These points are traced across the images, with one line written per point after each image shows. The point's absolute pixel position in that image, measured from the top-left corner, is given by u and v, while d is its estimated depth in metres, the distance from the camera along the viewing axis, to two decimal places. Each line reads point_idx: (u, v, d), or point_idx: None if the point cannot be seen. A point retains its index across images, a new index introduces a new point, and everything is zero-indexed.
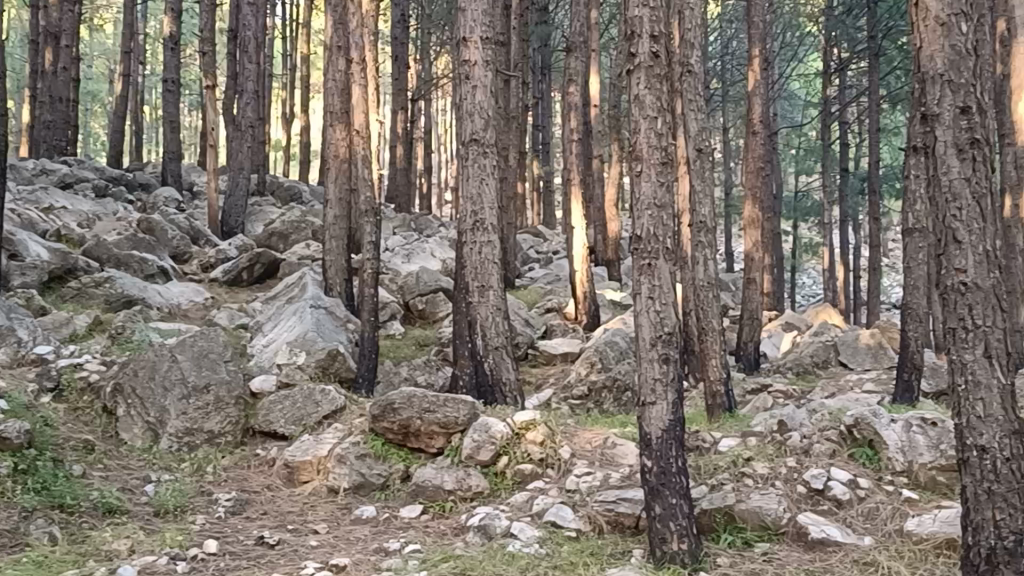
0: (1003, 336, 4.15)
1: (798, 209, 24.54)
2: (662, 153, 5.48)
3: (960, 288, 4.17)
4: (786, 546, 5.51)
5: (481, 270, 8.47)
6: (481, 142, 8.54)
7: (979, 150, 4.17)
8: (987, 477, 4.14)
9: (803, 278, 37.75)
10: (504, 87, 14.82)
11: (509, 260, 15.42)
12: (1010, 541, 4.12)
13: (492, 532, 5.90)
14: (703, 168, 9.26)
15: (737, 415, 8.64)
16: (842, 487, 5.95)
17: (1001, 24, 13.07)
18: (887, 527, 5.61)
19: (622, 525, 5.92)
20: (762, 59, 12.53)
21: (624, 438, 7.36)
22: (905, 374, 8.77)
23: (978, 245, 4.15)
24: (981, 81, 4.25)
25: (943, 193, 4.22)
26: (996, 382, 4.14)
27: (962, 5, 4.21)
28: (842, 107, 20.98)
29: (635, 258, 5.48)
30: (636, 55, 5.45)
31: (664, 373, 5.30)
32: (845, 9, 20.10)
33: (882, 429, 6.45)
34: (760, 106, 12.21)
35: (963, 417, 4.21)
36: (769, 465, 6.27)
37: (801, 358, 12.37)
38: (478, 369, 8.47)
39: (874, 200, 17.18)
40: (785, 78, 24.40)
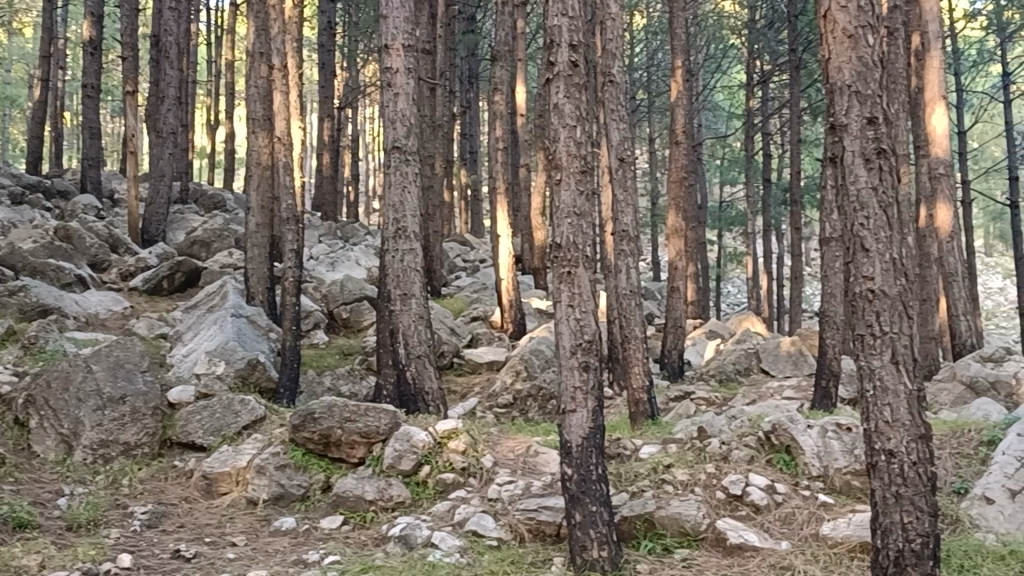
0: (910, 343, 4.24)
1: (723, 218, 24.82)
2: (582, 161, 5.52)
3: (868, 295, 4.25)
4: (705, 552, 5.55)
5: (403, 278, 8.42)
6: (403, 150, 8.52)
7: (886, 160, 4.26)
8: (895, 481, 4.23)
9: (727, 288, 38.24)
10: (429, 96, 14.78)
11: (435, 268, 15.36)
12: (916, 544, 4.22)
13: (413, 542, 5.87)
14: (626, 177, 9.29)
15: (659, 422, 8.71)
16: (759, 493, 6.00)
17: (915, 39, 13.37)
18: (803, 532, 5.68)
19: (543, 534, 5.94)
20: (684, 71, 12.66)
21: (546, 446, 7.37)
22: (823, 380, 8.93)
23: (885, 252, 4.23)
24: (889, 92, 4.34)
25: (851, 202, 4.30)
26: (903, 388, 4.22)
27: (870, 18, 4.30)
28: (764, 120, 21.28)
29: (555, 266, 5.50)
30: (555, 64, 5.49)
31: (584, 381, 5.32)
32: (765, 22, 20.41)
33: (799, 435, 6.55)
34: (683, 117, 12.34)
35: (872, 422, 4.28)
36: (689, 471, 6.32)
37: (724, 365, 12.50)
38: (401, 378, 8.41)
39: (795, 210, 17.43)
40: (709, 90, 24.71)
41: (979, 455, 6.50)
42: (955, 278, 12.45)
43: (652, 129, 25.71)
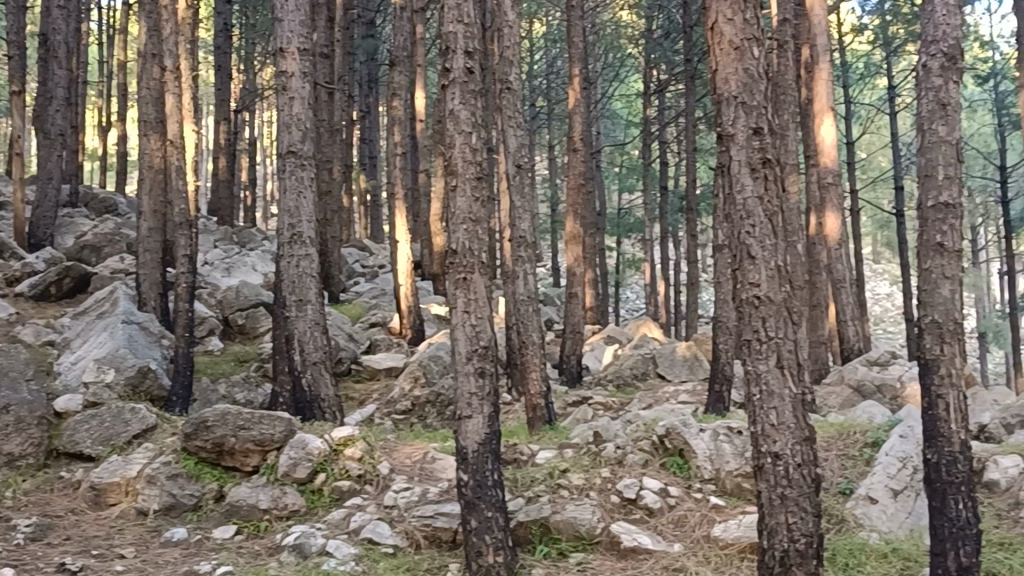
0: (793, 348, 4.36)
1: (621, 225, 25.11)
2: (477, 167, 5.54)
3: (754, 301, 4.35)
4: (600, 556, 5.60)
5: (298, 284, 8.32)
6: (299, 154, 8.44)
7: (771, 170, 4.38)
8: (780, 482, 4.33)
9: (625, 294, 38.65)
10: (327, 100, 14.65)
11: (333, 274, 15.23)
12: (801, 543, 4.33)
13: (307, 551, 5.80)
14: (523, 183, 9.33)
15: (556, 427, 8.78)
16: (653, 496, 6.09)
17: (804, 52, 13.71)
18: (695, 534, 5.78)
19: (439, 540, 5.94)
20: (581, 79, 12.78)
21: (443, 452, 7.38)
22: (716, 385, 9.10)
23: (770, 259, 4.34)
24: (772, 103, 4.46)
25: (738, 210, 4.39)
26: (788, 392, 4.33)
27: (754, 31, 4.42)
28: (661, 129, 21.58)
29: (450, 272, 5.49)
30: (451, 70, 5.54)
31: (479, 387, 5.34)
32: (662, 33, 20.72)
33: (691, 438, 6.67)
34: (580, 124, 12.43)
35: (758, 425, 4.38)
36: (585, 476, 6.37)
37: (621, 370, 12.65)
38: (296, 385, 8.31)
39: (690, 217, 17.71)
40: (607, 99, 24.98)
41: (863, 456, 6.70)
42: (843, 285, 12.80)
43: (551, 136, 25.86)
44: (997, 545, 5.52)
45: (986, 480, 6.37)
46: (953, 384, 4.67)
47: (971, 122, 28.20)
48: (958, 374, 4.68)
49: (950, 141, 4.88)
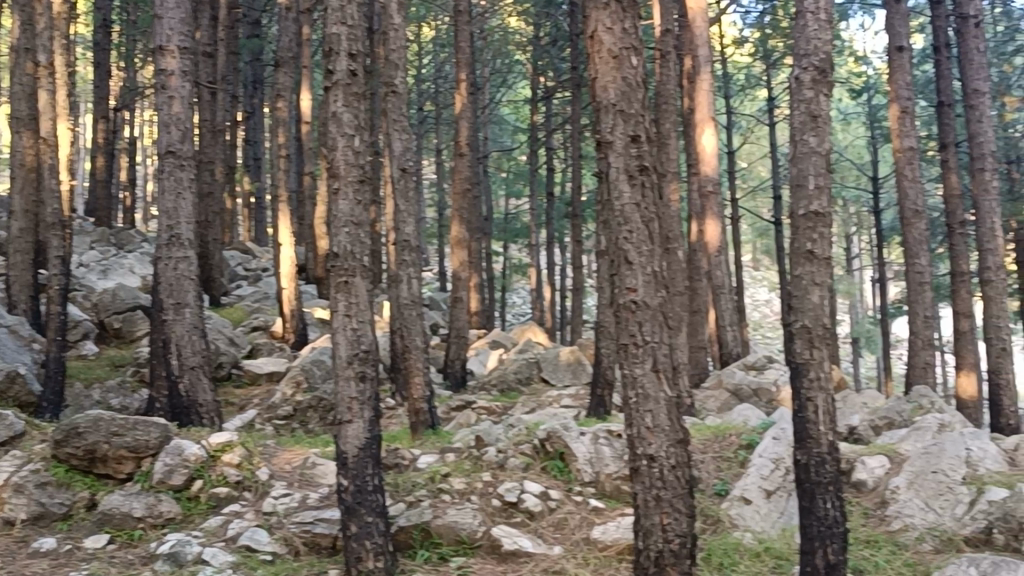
0: (668, 352, 4.46)
1: (508, 230, 25.20)
2: (359, 170, 5.51)
3: (631, 306, 4.43)
4: (479, 559, 5.60)
5: (176, 287, 8.12)
6: (177, 155, 8.26)
7: (648, 177, 4.47)
8: (655, 484, 4.41)
9: (511, 299, 38.81)
10: (209, 100, 14.36)
11: (213, 276, 14.94)
12: (675, 544, 4.41)
13: (183, 560, 5.68)
14: (407, 187, 9.29)
15: (439, 431, 8.79)
16: (533, 499, 6.14)
17: (687, 62, 13.95)
18: (575, 536, 5.84)
19: (319, 546, 5.88)
20: (468, 84, 12.80)
21: (324, 458, 7.31)
22: (599, 389, 9.21)
23: (646, 265, 4.43)
24: (649, 111, 4.56)
25: (615, 216, 4.47)
26: (663, 395, 4.41)
27: (632, 40, 4.51)
28: (548, 136, 21.71)
29: (331, 276, 5.44)
30: (334, 73, 5.50)
31: (360, 391, 5.30)
32: (549, 40, 20.88)
33: (572, 442, 6.74)
34: (467, 130, 12.44)
35: (633, 428, 4.45)
36: (466, 480, 6.36)
37: (505, 374, 12.70)
38: (172, 390, 8.13)
39: (575, 223, 17.87)
40: (495, 104, 25.07)
41: (738, 458, 6.85)
42: (723, 292, 13.08)
43: (439, 141, 25.81)
44: (864, 542, 5.70)
45: (855, 480, 6.58)
46: (821, 387, 4.82)
47: (845, 134, 29.11)
48: (825, 377, 4.84)
49: (821, 151, 5.04)
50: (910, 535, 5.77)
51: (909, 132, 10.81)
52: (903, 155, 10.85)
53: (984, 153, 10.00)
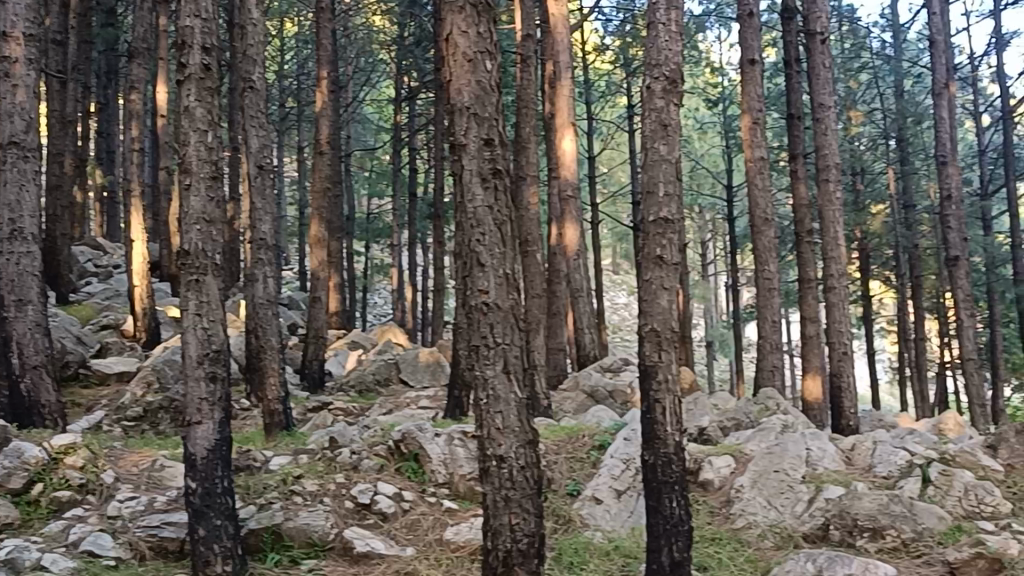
0: (518, 354, 4.54)
1: (370, 230, 25.03)
2: (212, 167, 5.42)
3: (483, 308, 4.48)
4: (332, 562, 5.54)
5: (18, 283, 7.79)
6: (20, 145, 7.94)
7: (500, 181, 4.55)
8: (504, 485, 4.45)
9: (372, 299, 38.51)
10: (57, 89, 13.85)
11: (60, 273, 14.40)
12: (523, 543, 4.46)
13: (20, 566, 5.33)
14: (264, 185, 9.13)
15: (294, 433, 8.69)
16: (386, 501, 6.13)
17: (548, 66, 14.12)
18: (428, 537, 5.85)
19: (165, 551, 5.78)
20: (329, 82, 12.67)
21: (172, 460, 7.15)
22: (456, 390, 9.25)
23: (498, 268, 4.51)
24: (501, 116, 4.64)
25: (468, 218, 4.52)
26: (513, 396, 4.48)
27: (486, 45, 4.59)
28: (411, 137, 21.64)
29: (181, 274, 5.31)
30: (187, 66, 5.38)
31: (210, 392, 5.20)
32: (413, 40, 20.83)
33: (426, 443, 6.75)
34: (327, 128, 12.30)
35: (483, 429, 4.49)
36: (318, 482, 6.30)
37: (362, 375, 12.62)
38: (13, 390, 7.79)
39: (437, 224, 17.87)
40: (358, 103, 24.86)
41: (590, 459, 6.97)
42: (580, 295, 13.29)
43: (300, 138, 25.45)
44: (709, 540, 5.87)
45: (702, 479, 6.76)
46: (669, 389, 4.95)
47: (701, 143, 29.87)
48: (673, 380, 4.98)
49: (670, 159, 5.19)
50: (753, 532, 5.96)
51: (759, 143, 11.16)
52: (753, 165, 11.19)
53: (828, 165, 10.41)
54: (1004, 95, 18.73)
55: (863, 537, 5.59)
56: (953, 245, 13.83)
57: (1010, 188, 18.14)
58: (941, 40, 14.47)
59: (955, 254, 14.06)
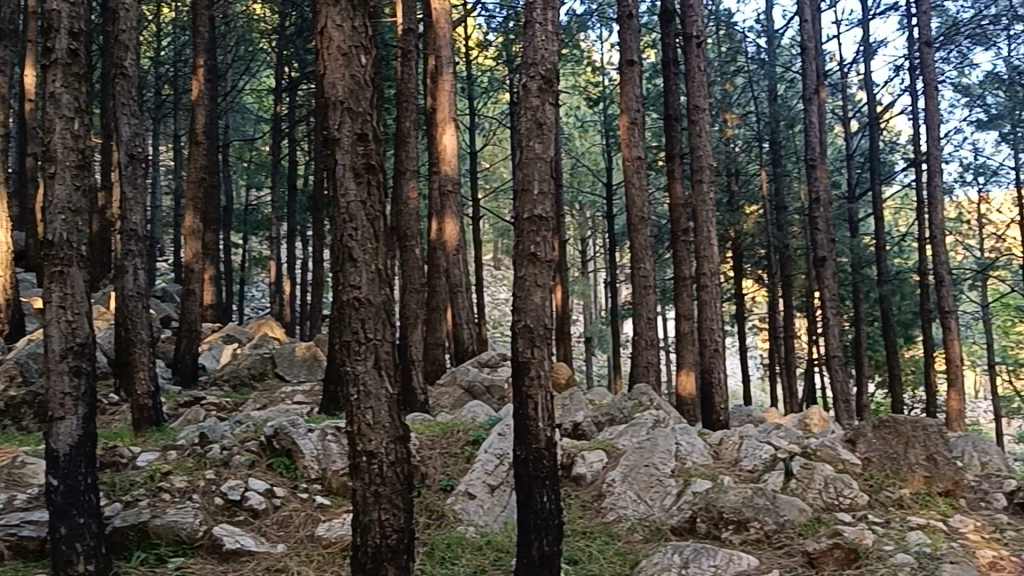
0: (389, 349, 4.55)
1: (248, 222, 24.60)
2: (78, 155, 5.27)
3: (354, 303, 4.46)
4: (200, 559, 5.43)
5: None
6: None
7: (373, 176, 4.55)
8: (374, 481, 4.46)
9: (249, 292, 37.89)
10: None
11: None
12: (392, 539, 4.48)
13: None
14: (135, 175, 8.88)
15: (164, 429, 8.52)
16: (257, 497, 6.04)
17: (431, 61, 14.08)
18: (299, 534, 5.80)
19: (24, 550, 5.57)
20: (206, 70, 12.39)
21: (35, 457, 6.92)
22: (332, 385, 9.17)
23: (370, 263, 4.50)
24: (375, 111, 4.64)
25: (340, 213, 4.50)
26: (383, 392, 4.49)
27: (361, 39, 4.58)
28: (291, 129, 21.32)
29: (44, 265, 5.14)
30: (53, 51, 5.21)
31: (74, 387, 5.05)
32: (294, 31, 20.52)
33: (298, 439, 6.68)
34: (204, 117, 12.03)
35: (353, 425, 4.47)
36: (187, 478, 6.17)
37: (237, 369, 12.42)
38: None
39: (316, 217, 17.66)
40: (237, 92, 24.38)
41: (464, 454, 7.00)
42: (460, 289, 13.32)
43: (176, 127, 24.84)
44: (580, 534, 5.95)
45: (574, 474, 6.83)
46: (541, 385, 5.01)
47: (582, 141, 30.13)
48: (545, 376, 5.04)
49: (545, 157, 5.26)
50: (623, 526, 6.05)
51: (637, 142, 11.31)
52: (631, 165, 11.34)
53: (702, 166, 10.63)
54: (871, 102, 19.40)
55: (727, 529, 5.72)
56: (820, 245, 14.25)
57: (876, 192, 18.81)
58: (811, 47, 14.91)
59: (823, 255, 14.51)
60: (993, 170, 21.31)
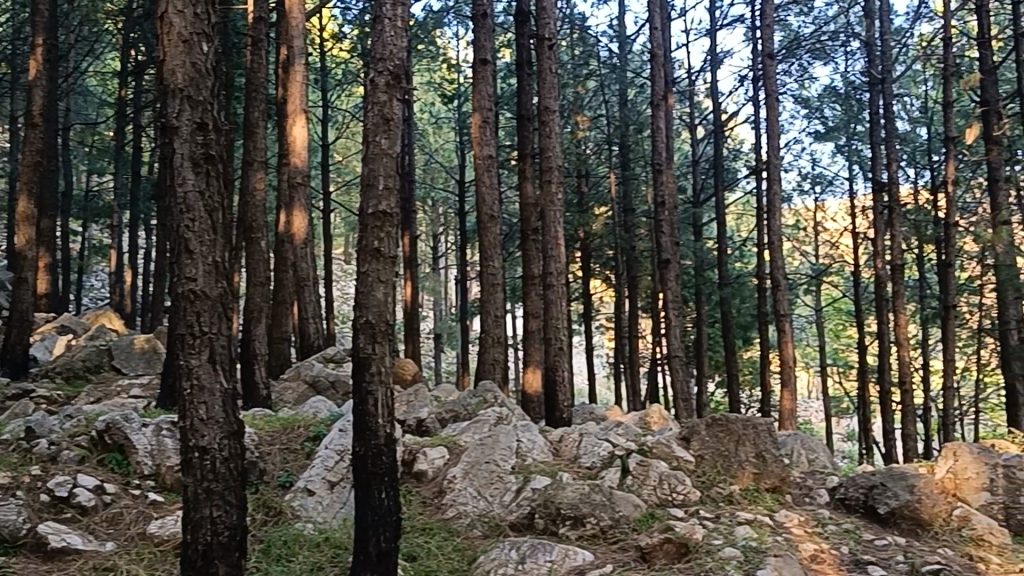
0: (225, 344, 4.52)
1: (88, 209, 23.69)
2: None
3: (189, 295, 4.43)
4: (23, 559, 5.21)
5: None
6: None
7: (212, 166, 4.52)
8: (206, 477, 4.42)
9: (88, 281, 36.51)
10: None
11: None
12: (224, 536, 4.46)
13: None
14: None
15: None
16: (87, 494, 5.85)
17: (283, 51, 13.84)
18: (129, 532, 5.64)
19: None
20: (45, 49, 11.89)
21: None
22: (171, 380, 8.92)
23: (207, 255, 4.47)
24: (214, 101, 4.62)
25: (177, 203, 4.44)
26: (218, 387, 4.46)
27: (202, 27, 4.55)
28: (136, 114, 20.64)
29: None
30: None
31: None
32: (141, 13, 19.86)
33: (132, 433, 6.51)
34: (40, 97, 11.55)
35: (185, 421, 4.41)
36: (10, 474, 5.92)
37: (71, 361, 11.96)
38: None
39: None
40: (79, 74, 23.46)
41: (304, 450, 6.93)
42: (307, 283, 13.15)
43: (12, 106, 23.75)
44: (420, 530, 5.96)
45: (416, 470, 6.83)
46: (381, 380, 5.02)
47: (436, 138, 30.08)
48: (386, 372, 5.05)
49: (391, 153, 5.28)
50: (462, 522, 6.09)
51: (488, 140, 11.34)
52: (482, 162, 11.38)
53: (551, 167, 10.74)
54: (716, 110, 19.98)
55: (565, 525, 5.82)
56: (665, 247, 14.56)
57: (719, 197, 19.36)
58: (659, 53, 15.24)
59: (667, 257, 14.83)
60: (829, 180, 22.22)
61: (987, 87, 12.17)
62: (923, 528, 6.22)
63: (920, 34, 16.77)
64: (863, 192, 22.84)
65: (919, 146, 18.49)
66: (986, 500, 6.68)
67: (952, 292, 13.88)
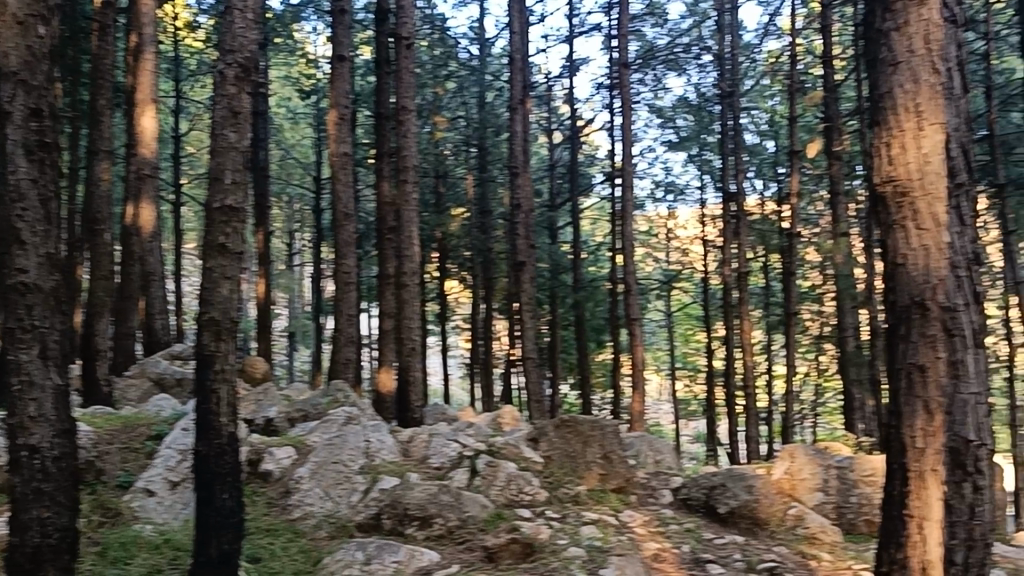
0: (59, 339, 4.37)
1: None
2: None
3: (21, 287, 4.25)
4: None
5: None
6: None
7: (47, 154, 4.37)
8: (35, 476, 4.26)
9: None
10: None
11: None
12: (53, 538, 4.30)
13: None
14: None
15: None
16: None
17: (132, 38, 13.38)
18: None
19: None
20: None
21: None
22: None
23: (40, 246, 4.31)
24: (51, 87, 4.47)
25: (9, 191, 4.27)
26: (49, 382, 4.31)
27: (37, 9, 4.40)
28: None
29: None
30: None
31: None
32: None
33: None
34: None
35: (14, 418, 4.24)
36: None
37: None
38: None
39: None
40: None
41: (145, 450, 6.73)
42: (154, 278, 12.77)
43: None
44: (263, 531, 5.86)
45: (261, 470, 6.71)
46: (226, 379, 4.92)
47: (292, 134, 29.58)
48: (231, 369, 4.96)
49: (239, 148, 5.18)
50: (308, 522, 6.02)
51: (344, 138, 11.20)
52: (338, 159, 11.24)
53: (406, 166, 10.68)
54: (573, 116, 20.21)
55: (411, 525, 5.80)
56: (520, 250, 14.66)
57: (575, 202, 19.61)
58: (518, 58, 15.34)
59: (522, 259, 14.92)
60: (680, 188, 22.76)
61: (830, 104, 12.65)
62: (759, 527, 6.44)
63: (768, 50, 17.32)
64: (713, 201, 23.46)
65: (766, 158, 19.10)
66: (819, 501, 6.96)
67: (794, 299, 14.38)
